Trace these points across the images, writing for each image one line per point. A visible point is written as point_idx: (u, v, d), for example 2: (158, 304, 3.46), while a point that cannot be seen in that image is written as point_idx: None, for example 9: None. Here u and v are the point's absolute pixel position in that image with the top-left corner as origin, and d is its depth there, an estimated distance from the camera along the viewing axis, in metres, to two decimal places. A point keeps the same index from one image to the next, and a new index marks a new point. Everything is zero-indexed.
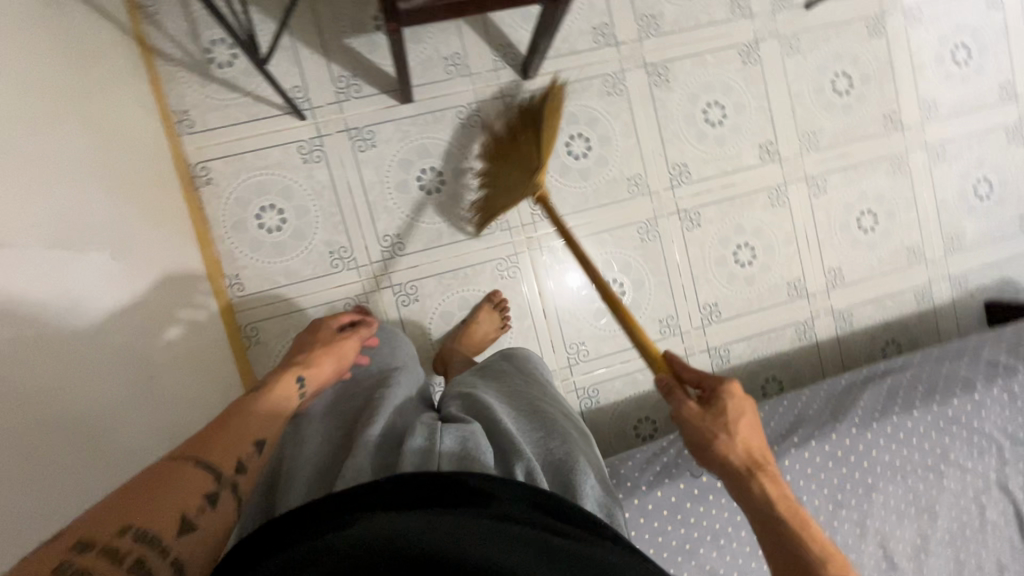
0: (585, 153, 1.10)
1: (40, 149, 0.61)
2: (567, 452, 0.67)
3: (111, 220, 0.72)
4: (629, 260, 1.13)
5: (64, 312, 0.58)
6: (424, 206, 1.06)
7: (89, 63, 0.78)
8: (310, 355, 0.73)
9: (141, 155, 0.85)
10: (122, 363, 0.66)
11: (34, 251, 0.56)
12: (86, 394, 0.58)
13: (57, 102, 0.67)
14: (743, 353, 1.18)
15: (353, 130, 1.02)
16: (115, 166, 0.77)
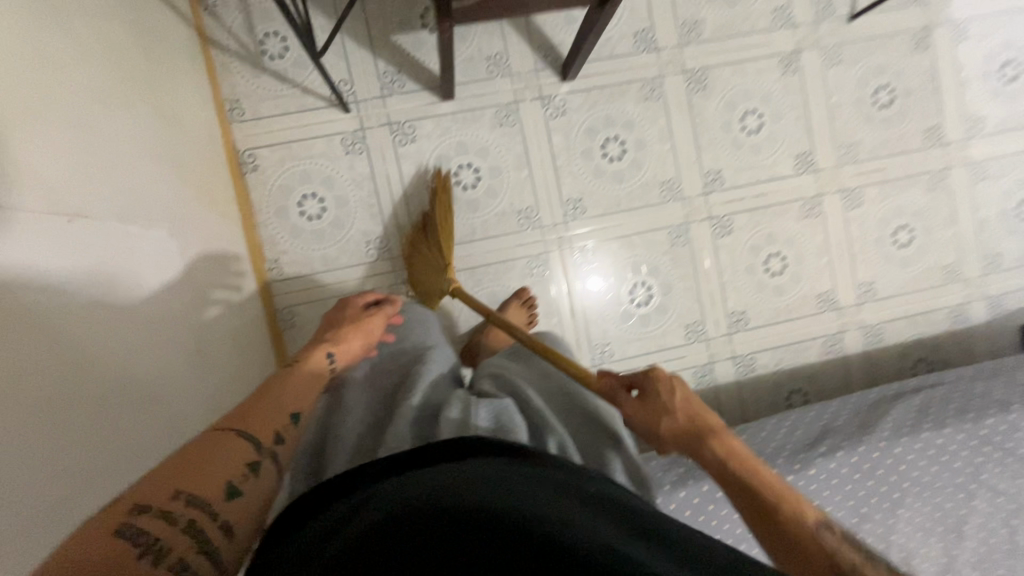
0: (620, 156, 1.11)
1: (113, 128, 0.65)
2: (592, 432, 0.70)
3: (170, 200, 0.76)
4: (658, 264, 1.14)
5: (132, 282, 0.63)
6: (459, 201, 1.08)
7: (159, 51, 0.82)
8: (335, 333, 0.73)
9: (198, 139, 0.89)
10: (178, 335, 0.71)
11: (102, 225, 0.59)
12: (147, 362, 0.62)
13: (128, 85, 0.71)
14: (769, 363, 1.18)
15: (395, 125, 1.05)
16: (176, 147, 0.81)
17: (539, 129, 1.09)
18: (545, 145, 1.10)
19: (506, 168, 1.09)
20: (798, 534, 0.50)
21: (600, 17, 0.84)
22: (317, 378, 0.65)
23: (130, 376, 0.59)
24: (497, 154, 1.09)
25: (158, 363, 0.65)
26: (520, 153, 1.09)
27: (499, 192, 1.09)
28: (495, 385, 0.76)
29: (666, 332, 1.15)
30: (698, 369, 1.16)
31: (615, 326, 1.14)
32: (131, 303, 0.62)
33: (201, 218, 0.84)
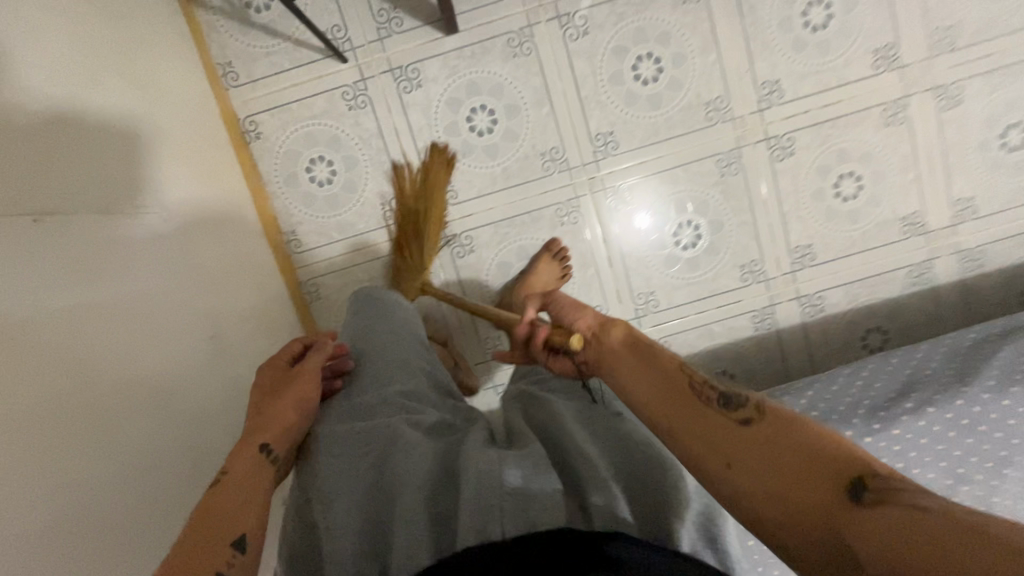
0: (655, 76, 0.96)
1: (82, 113, 0.61)
2: (648, 483, 0.56)
3: (163, 182, 0.72)
4: (706, 199, 1.00)
5: (132, 277, 0.61)
6: (475, 150, 0.98)
7: (132, 18, 0.76)
8: (263, 409, 0.58)
9: (190, 113, 0.84)
10: (191, 325, 0.69)
11: (78, 221, 0.56)
12: (155, 359, 0.61)
13: (95, 63, 0.65)
14: (841, 301, 1.04)
15: (397, 70, 0.95)
16: (164, 124, 0.76)
17: (558, 56, 0.95)
18: (568, 74, 0.96)
19: (524, 106, 0.97)
20: (721, 430, 0.47)
21: None
22: (254, 483, 0.52)
23: (129, 383, 0.57)
24: (513, 91, 0.96)
25: (165, 366, 0.63)
26: (540, 87, 0.96)
27: (519, 135, 0.98)
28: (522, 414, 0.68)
29: (718, 276, 1.03)
30: (757, 314, 1.04)
31: (659, 274, 1.03)
32: (132, 302, 0.59)
33: (205, 197, 0.81)
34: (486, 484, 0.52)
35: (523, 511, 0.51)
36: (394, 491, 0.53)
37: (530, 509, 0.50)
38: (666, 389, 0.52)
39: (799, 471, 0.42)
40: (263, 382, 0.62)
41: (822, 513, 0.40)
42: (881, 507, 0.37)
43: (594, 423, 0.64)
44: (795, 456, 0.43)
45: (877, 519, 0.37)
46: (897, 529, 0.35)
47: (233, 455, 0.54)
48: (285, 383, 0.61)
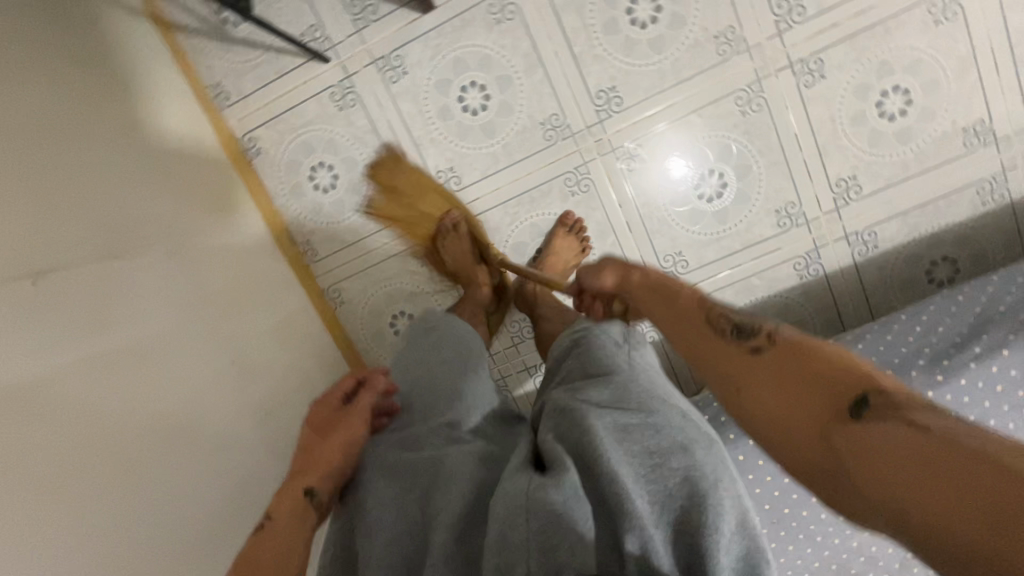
0: (653, 17, 0.87)
1: (63, 174, 0.65)
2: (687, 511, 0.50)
3: (158, 221, 0.77)
4: (728, 143, 0.91)
5: (137, 319, 0.67)
6: (473, 129, 0.94)
7: (104, 67, 0.79)
8: (316, 449, 0.58)
9: (181, 147, 0.87)
10: (201, 353, 0.75)
11: (79, 273, 0.61)
12: (171, 392, 0.68)
13: (70, 123, 0.69)
14: (898, 234, 0.93)
15: (380, 61, 0.92)
16: (151, 165, 0.80)
17: (544, 14, 0.88)
18: (557, 32, 0.88)
19: (516, 74, 0.91)
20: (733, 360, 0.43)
21: None
22: (297, 526, 0.53)
23: (151, 417, 0.64)
24: (503, 61, 0.90)
25: (169, 408, 0.67)
26: (528, 51, 0.90)
27: (515, 106, 0.92)
28: (556, 418, 0.58)
29: (751, 225, 0.95)
30: (800, 260, 0.95)
31: (684, 232, 0.96)
32: (118, 353, 0.62)
33: (195, 228, 0.83)
34: (514, 516, 0.48)
35: (550, 556, 0.46)
36: (428, 532, 0.52)
37: (558, 548, 0.46)
38: (687, 326, 0.48)
39: (802, 385, 0.38)
40: (316, 418, 0.61)
41: (824, 435, 0.36)
42: (881, 416, 0.33)
43: (635, 440, 0.54)
44: (792, 374, 0.39)
45: (878, 433, 0.33)
46: (896, 445, 0.32)
47: (280, 497, 0.54)
48: (337, 420, 0.61)
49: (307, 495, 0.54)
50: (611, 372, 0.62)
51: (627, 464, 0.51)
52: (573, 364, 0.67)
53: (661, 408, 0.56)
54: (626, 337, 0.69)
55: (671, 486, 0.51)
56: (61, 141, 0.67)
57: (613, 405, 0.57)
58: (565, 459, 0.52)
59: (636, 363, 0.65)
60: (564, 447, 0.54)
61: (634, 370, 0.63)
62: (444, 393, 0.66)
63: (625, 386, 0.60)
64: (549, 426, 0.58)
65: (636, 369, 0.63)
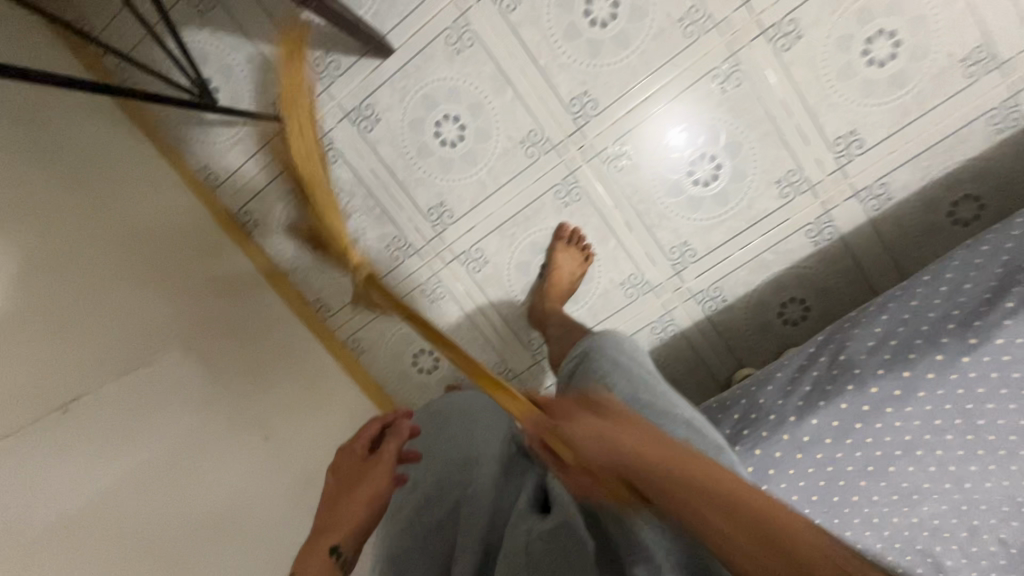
0: (612, 13, 0.84)
1: (79, 304, 0.74)
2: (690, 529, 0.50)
3: (174, 318, 0.83)
4: (715, 123, 0.89)
5: (166, 423, 0.74)
6: (455, 160, 0.94)
7: (105, 179, 0.85)
8: (340, 506, 0.57)
9: (184, 236, 0.91)
10: (241, 440, 0.81)
11: (103, 394, 0.70)
12: (207, 486, 0.74)
13: (78, 248, 0.77)
14: (910, 181, 0.88)
15: (353, 113, 0.93)
16: (163, 263, 0.86)
17: (501, 33, 0.87)
18: (518, 49, 0.87)
19: (486, 99, 0.90)
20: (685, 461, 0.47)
21: None
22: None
23: (190, 513, 0.71)
24: (471, 88, 0.90)
25: (207, 499, 0.74)
26: (494, 73, 0.89)
27: (492, 129, 0.92)
28: None
29: (753, 200, 0.91)
30: (812, 227, 0.92)
31: (685, 221, 0.93)
32: (128, 471, 0.68)
33: (208, 316, 0.87)
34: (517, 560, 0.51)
35: None
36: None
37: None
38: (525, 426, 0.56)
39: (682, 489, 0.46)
40: (341, 473, 0.61)
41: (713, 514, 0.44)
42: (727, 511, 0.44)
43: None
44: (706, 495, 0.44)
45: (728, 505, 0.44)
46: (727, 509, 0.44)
47: (307, 557, 0.54)
48: (361, 475, 0.59)
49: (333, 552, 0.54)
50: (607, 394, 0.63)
51: None
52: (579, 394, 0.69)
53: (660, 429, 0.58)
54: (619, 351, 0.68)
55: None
56: (69, 272, 0.75)
57: None
58: (567, 504, 0.56)
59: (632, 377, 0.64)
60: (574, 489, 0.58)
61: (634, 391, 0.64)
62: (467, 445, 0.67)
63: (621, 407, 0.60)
64: (558, 470, 0.62)
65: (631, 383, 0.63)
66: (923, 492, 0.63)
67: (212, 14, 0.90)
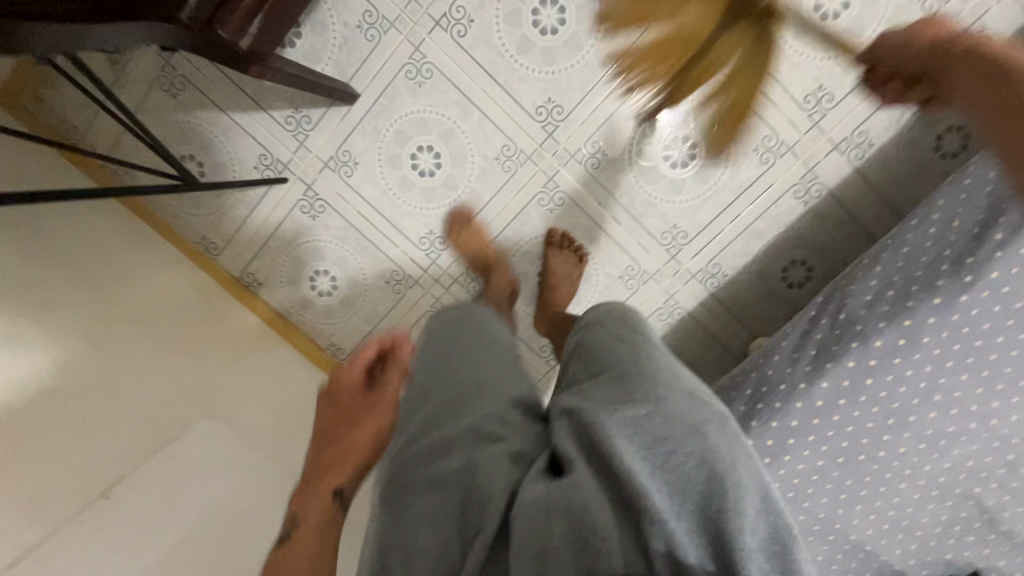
0: (559, 19, 0.86)
1: (110, 388, 0.83)
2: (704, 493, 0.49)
3: (190, 386, 0.89)
4: (682, 105, 0.89)
5: (196, 497, 0.81)
6: (437, 188, 0.96)
7: (111, 268, 0.92)
8: (343, 439, 0.54)
9: (186, 303, 0.96)
10: (269, 495, 0.86)
11: (135, 478, 0.79)
12: (244, 544, 0.81)
13: (94, 338, 0.85)
14: (889, 124, 0.87)
15: (330, 162, 0.96)
16: (173, 336, 0.92)
17: (458, 59, 0.89)
18: (477, 71, 0.89)
19: (456, 124, 0.92)
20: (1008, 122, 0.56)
21: None
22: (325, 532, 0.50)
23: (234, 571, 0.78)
24: (440, 117, 0.92)
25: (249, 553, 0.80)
26: (458, 98, 0.91)
27: (466, 152, 0.94)
28: (564, 426, 0.58)
29: (735, 171, 0.91)
30: (799, 187, 0.91)
31: (670, 204, 0.94)
32: (169, 546, 0.76)
33: (218, 379, 0.92)
34: (538, 529, 0.48)
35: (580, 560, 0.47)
36: (472, 533, 0.50)
37: (588, 554, 0.47)
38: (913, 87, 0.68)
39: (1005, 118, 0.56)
40: (339, 401, 0.56)
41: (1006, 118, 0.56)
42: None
43: (643, 437, 0.52)
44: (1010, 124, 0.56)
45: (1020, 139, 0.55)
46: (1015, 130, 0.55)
47: (307, 499, 0.52)
48: (360, 411, 0.55)
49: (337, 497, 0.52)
50: (607, 369, 0.61)
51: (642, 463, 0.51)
52: (575, 366, 0.66)
53: (666, 393, 0.56)
54: (619, 329, 0.66)
55: (686, 473, 0.51)
56: (92, 365, 0.83)
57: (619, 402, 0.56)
58: (580, 470, 0.52)
59: (634, 347, 0.63)
60: (582, 448, 0.55)
61: (633, 355, 0.62)
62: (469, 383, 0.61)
63: (627, 382, 0.58)
64: (559, 436, 0.57)
65: (630, 358, 0.61)
66: (950, 437, 0.63)
67: (185, 94, 0.95)
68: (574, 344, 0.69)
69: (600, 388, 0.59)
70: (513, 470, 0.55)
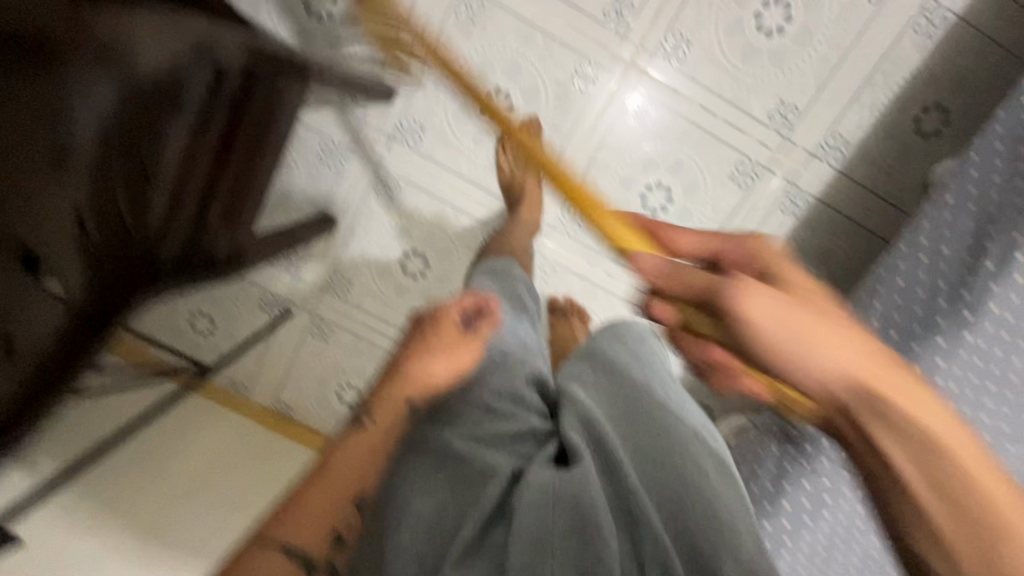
0: (506, 105, 0.87)
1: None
2: (688, 502, 0.53)
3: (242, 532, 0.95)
4: (647, 152, 0.88)
5: None
6: (431, 286, 0.99)
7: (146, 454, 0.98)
8: (435, 365, 0.56)
9: (221, 452, 1.03)
10: None
11: None
12: None
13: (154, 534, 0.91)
14: (861, 121, 0.85)
15: (327, 285, 0.99)
16: (218, 491, 0.99)
17: (421, 165, 0.91)
18: (441, 171, 0.91)
19: (434, 225, 0.94)
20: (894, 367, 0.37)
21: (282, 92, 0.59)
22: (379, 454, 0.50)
23: None
24: (417, 221, 0.94)
25: None
26: (429, 200, 0.93)
27: (450, 248, 0.96)
28: (573, 414, 0.62)
29: (715, 201, 0.90)
30: (784, 201, 0.90)
31: None
32: None
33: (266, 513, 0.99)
34: (537, 509, 0.51)
35: (579, 552, 0.48)
36: (475, 489, 0.53)
37: (585, 554, 0.48)
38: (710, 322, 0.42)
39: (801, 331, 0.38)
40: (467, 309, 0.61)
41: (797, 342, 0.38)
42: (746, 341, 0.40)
43: (650, 453, 0.57)
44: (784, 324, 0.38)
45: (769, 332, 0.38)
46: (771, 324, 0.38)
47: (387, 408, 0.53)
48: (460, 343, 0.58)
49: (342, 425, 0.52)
50: (615, 380, 0.66)
51: (638, 475, 0.55)
52: (575, 373, 0.70)
53: (675, 420, 0.61)
54: (634, 346, 0.71)
55: (676, 479, 0.55)
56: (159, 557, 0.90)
57: (623, 423, 0.61)
58: (583, 456, 0.56)
59: (646, 371, 0.68)
60: (587, 436, 0.59)
61: (645, 377, 0.67)
62: (503, 367, 0.64)
63: (632, 396, 0.64)
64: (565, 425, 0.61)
65: (641, 378, 0.67)
66: None
67: None
68: (580, 358, 0.73)
69: (602, 395, 0.65)
70: (518, 457, 0.58)
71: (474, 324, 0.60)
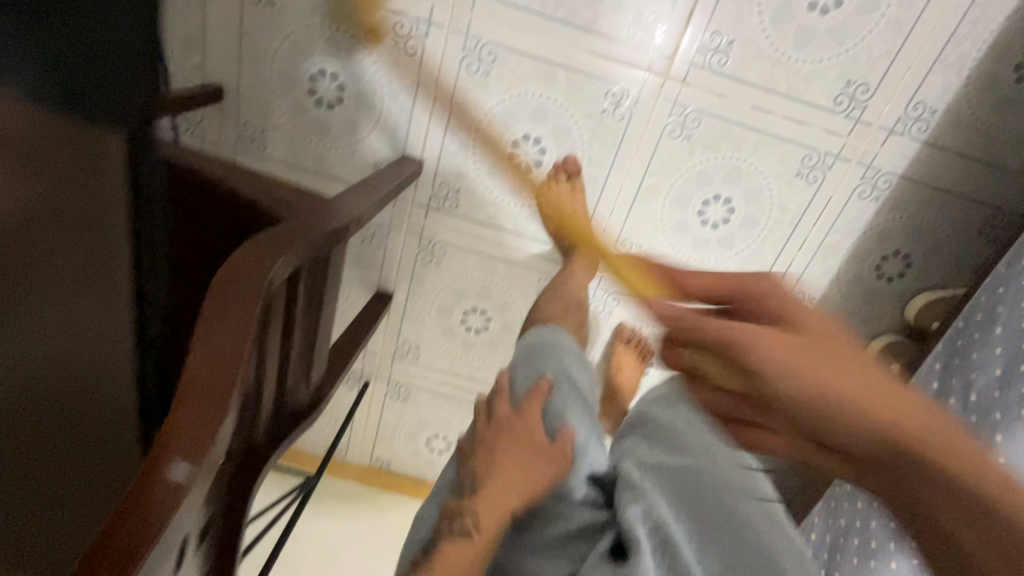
0: (539, 151, 0.81)
1: None
2: None
3: None
4: (701, 169, 0.80)
5: None
6: (495, 338, 0.98)
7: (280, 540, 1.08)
8: (524, 456, 0.59)
9: (342, 521, 1.12)
10: None
11: None
12: None
13: None
14: (950, 83, 0.73)
15: (397, 353, 1.01)
16: (349, 561, 1.08)
17: (463, 228, 0.88)
18: (483, 229, 0.88)
19: (487, 280, 0.93)
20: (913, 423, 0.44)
21: (304, 288, 0.52)
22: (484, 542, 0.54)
23: None
24: (470, 280, 0.93)
25: None
26: (478, 258, 0.90)
27: (508, 300, 0.94)
28: (628, 499, 0.59)
29: (783, 204, 0.82)
30: (862, 188, 0.80)
31: (728, 260, 0.87)
32: None
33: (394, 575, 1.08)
34: None
35: None
36: None
37: None
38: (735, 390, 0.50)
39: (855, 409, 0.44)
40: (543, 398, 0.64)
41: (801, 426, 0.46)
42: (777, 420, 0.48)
43: (721, 552, 0.54)
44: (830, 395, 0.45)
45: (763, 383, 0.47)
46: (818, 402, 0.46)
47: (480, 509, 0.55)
48: (540, 436, 0.61)
49: (452, 520, 0.56)
50: (677, 456, 0.63)
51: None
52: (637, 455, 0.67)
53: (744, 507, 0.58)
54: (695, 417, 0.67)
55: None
56: None
57: (688, 514, 0.58)
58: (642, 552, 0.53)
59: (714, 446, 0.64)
60: (650, 528, 0.55)
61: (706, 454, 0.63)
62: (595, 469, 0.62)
63: (694, 481, 0.60)
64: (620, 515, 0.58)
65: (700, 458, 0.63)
66: None
67: None
68: (635, 429, 0.72)
69: (664, 477, 0.62)
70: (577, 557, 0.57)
71: (546, 413, 0.63)
